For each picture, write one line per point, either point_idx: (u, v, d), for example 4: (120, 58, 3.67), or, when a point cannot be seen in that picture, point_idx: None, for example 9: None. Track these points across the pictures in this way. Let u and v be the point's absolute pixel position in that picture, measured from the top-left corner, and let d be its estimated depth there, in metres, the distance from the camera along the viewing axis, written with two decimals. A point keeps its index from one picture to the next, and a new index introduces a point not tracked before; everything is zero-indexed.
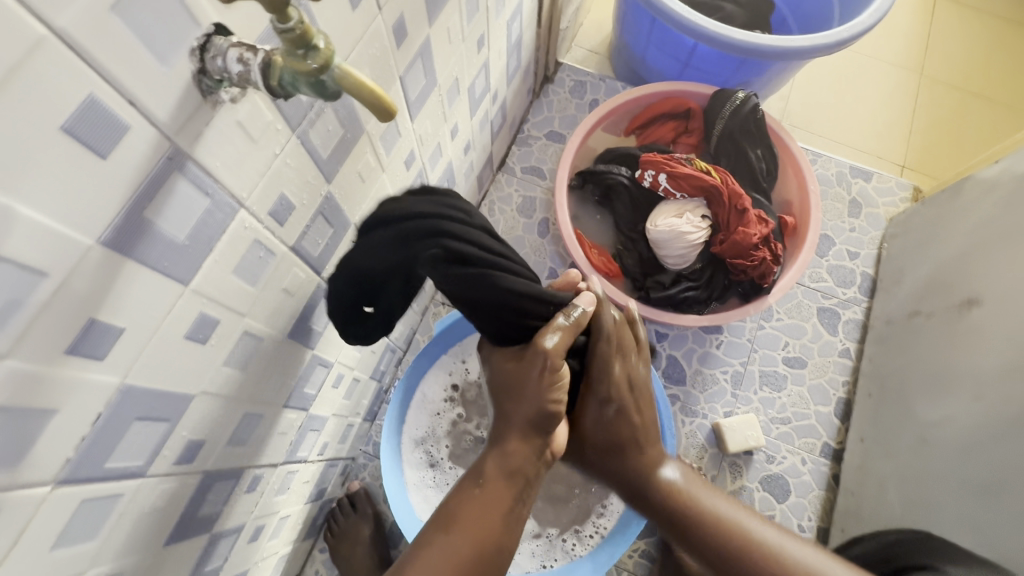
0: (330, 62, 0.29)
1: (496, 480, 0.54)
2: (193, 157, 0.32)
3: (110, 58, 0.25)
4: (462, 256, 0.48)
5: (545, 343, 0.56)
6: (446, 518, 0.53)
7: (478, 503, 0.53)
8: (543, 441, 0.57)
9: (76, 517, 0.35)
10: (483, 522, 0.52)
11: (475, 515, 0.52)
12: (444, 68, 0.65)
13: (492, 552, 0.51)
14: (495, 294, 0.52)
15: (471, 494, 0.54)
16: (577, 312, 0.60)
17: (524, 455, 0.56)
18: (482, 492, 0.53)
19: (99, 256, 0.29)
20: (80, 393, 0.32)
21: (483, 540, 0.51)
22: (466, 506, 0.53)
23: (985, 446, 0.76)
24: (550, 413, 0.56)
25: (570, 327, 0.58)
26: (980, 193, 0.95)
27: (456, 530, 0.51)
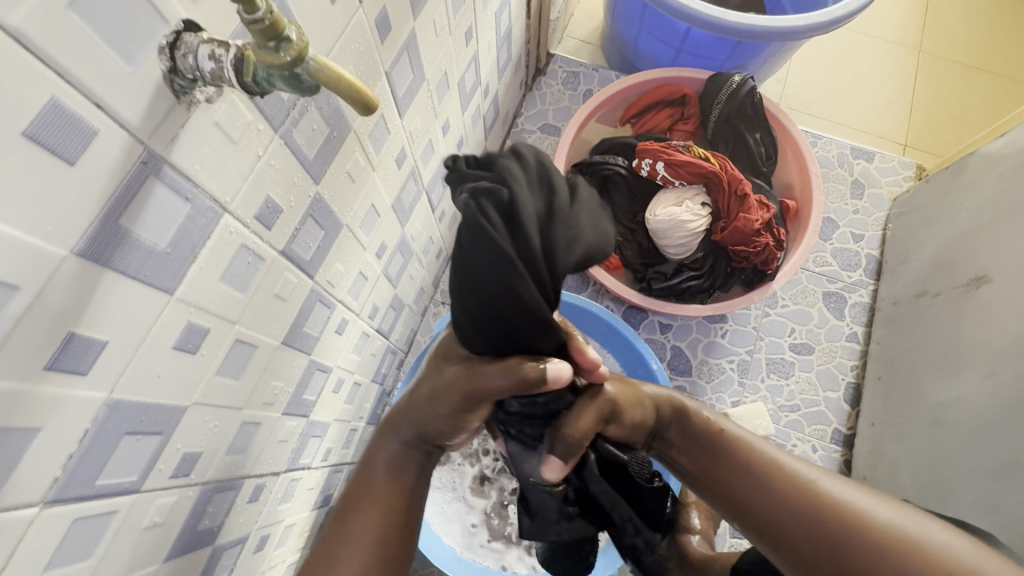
0: (304, 55, 0.28)
1: (387, 480, 0.55)
2: (169, 161, 0.31)
3: (71, 59, 0.24)
4: (515, 224, 0.41)
5: (468, 380, 0.52)
6: (344, 510, 0.53)
7: (380, 500, 0.53)
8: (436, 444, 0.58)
9: (69, 536, 0.34)
10: (385, 514, 0.52)
11: (377, 509, 0.53)
12: (432, 62, 0.63)
13: (397, 541, 0.52)
14: (497, 283, 0.43)
15: (367, 490, 0.54)
16: (537, 365, 0.51)
17: (412, 454, 0.56)
18: (380, 491, 0.54)
19: (74, 268, 0.28)
20: (64, 410, 0.30)
21: (388, 532, 0.52)
22: (361, 501, 0.53)
23: (1000, 427, 0.75)
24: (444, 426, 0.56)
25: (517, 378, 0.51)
26: (986, 168, 0.93)
27: (357, 526, 0.51)
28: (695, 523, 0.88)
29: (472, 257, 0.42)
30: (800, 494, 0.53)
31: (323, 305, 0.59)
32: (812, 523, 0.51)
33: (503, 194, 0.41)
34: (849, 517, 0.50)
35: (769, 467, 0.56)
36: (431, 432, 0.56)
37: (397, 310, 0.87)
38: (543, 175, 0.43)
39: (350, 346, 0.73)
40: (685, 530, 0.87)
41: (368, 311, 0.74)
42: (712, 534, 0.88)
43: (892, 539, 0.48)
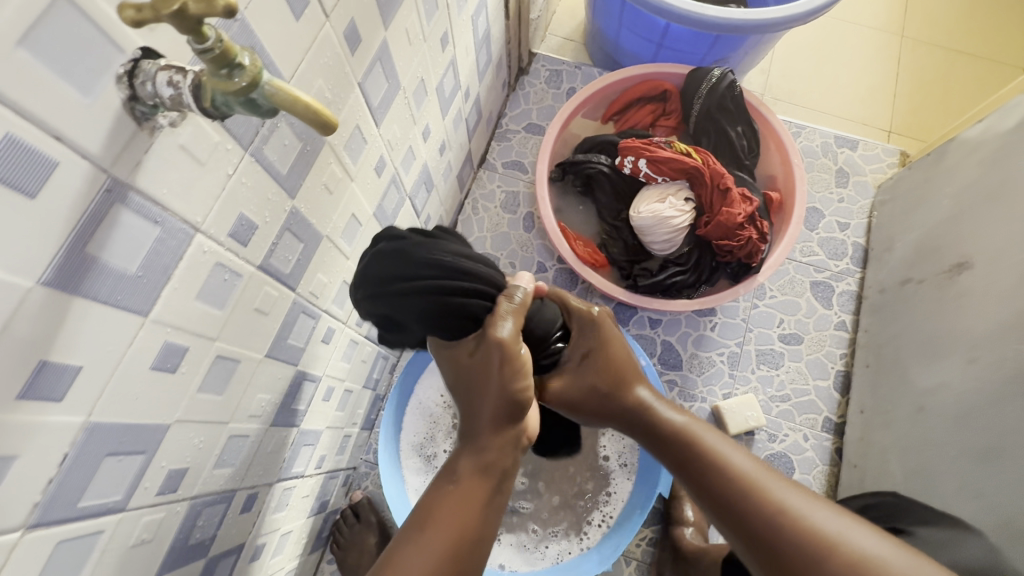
0: (259, 79, 0.28)
1: (469, 476, 0.54)
2: (135, 186, 0.32)
3: (25, 94, 0.25)
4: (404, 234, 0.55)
5: (496, 333, 0.54)
6: (425, 509, 0.53)
7: (462, 503, 0.52)
8: (515, 435, 0.57)
9: (53, 558, 0.35)
10: (463, 515, 0.52)
11: (456, 510, 0.52)
12: (407, 70, 0.64)
13: (473, 544, 0.52)
14: (440, 265, 0.52)
15: (447, 491, 0.54)
16: (519, 292, 0.58)
17: (494, 453, 0.55)
18: (461, 490, 0.53)
19: (41, 298, 0.28)
20: (40, 437, 0.31)
21: (465, 531, 0.51)
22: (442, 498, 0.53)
23: (984, 411, 0.75)
24: (518, 400, 0.55)
25: (519, 307, 0.57)
26: (966, 153, 0.93)
27: (438, 523, 0.51)
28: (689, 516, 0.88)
29: (405, 264, 0.52)
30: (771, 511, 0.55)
31: (307, 315, 0.60)
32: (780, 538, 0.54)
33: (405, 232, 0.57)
34: (817, 539, 0.52)
35: (732, 476, 0.58)
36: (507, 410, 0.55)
37: None
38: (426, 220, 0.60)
39: (339, 354, 0.73)
40: (678, 522, 0.88)
41: (355, 319, 0.75)
42: (706, 526, 0.89)
43: (861, 562, 0.50)
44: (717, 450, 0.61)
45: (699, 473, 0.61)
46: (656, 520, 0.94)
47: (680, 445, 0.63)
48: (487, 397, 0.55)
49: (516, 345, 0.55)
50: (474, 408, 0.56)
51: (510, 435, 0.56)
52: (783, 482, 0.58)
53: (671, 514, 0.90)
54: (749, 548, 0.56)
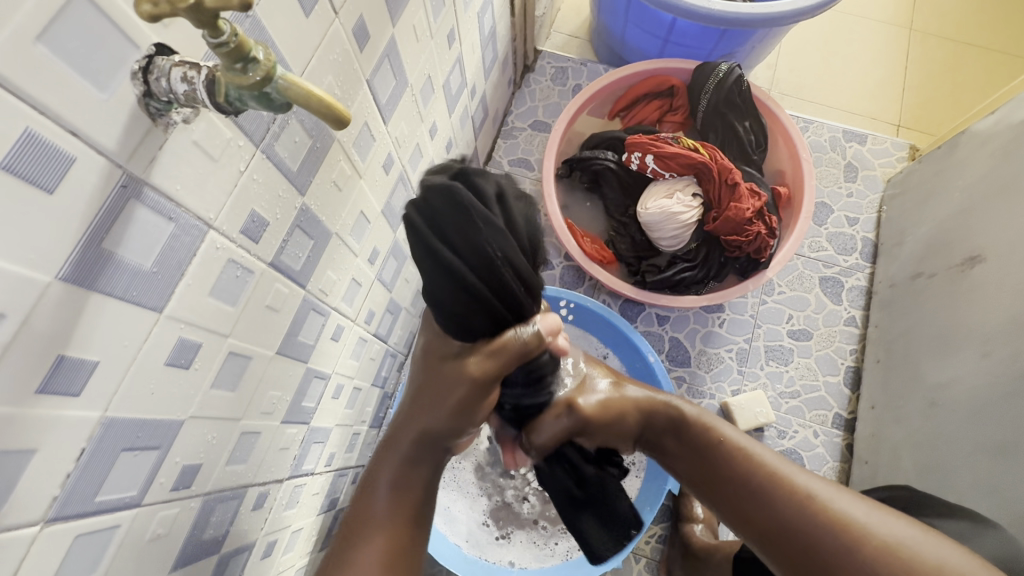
0: (273, 74, 0.28)
1: (395, 494, 0.53)
2: (149, 182, 0.32)
3: (42, 90, 0.25)
4: (486, 203, 0.47)
5: (470, 367, 0.52)
6: (351, 526, 0.52)
7: (384, 520, 0.52)
8: (442, 452, 0.56)
9: (71, 552, 0.35)
10: (388, 533, 0.52)
11: (379, 529, 0.52)
12: (415, 67, 0.64)
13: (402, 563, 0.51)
14: (489, 274, 0.48)
15: (371, 509, 0.53)
16: (528, 332, 0.53)
17: (416, 469, 0.55)
18: (385, 509, 0.53)
19: (59, 293, 0.29)
20: (59, 430, 0.31)
21: (392, 551, 0.51)
22: (365, 517, 0.52)
23: (996, 406, 0.75)
24: (443, 425, 0.54)
25: (518, 351, 0.52)
26: (977, 146, 0.92)
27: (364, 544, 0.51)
28: (698, 513, 0.88)
29: (461, 240, 0.46)
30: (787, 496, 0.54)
31: (317, 313, 0.60)
32: (794, 524, 0.53)
33: (492, 184, 0.49)
34: (844, 527, 0.50)
35: (745, 463, 0.58)
36: (438, 432, 0.54)
37: (394, 314, 0.88)
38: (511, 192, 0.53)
39: (348, 352, 0.73)
40: (688, 519, 0.88)
41: (364, 317, 0.75)
42: (716, 523, 0.88)
43: (892, 550, 0.48)
44: (738, 442, 0.60)
45: (720, 464, 0.59)
46: (665, 517, 0.94)
47: (700, 438, 0.62)
48: (418, 417, 0.55)
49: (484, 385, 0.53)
50: (403, 425, 0.56)
51: (434, 452, 0.55)
52: (805, 472, 0.56)
53: (681, 511, 0.90)
54: (774, 541, 0.54)
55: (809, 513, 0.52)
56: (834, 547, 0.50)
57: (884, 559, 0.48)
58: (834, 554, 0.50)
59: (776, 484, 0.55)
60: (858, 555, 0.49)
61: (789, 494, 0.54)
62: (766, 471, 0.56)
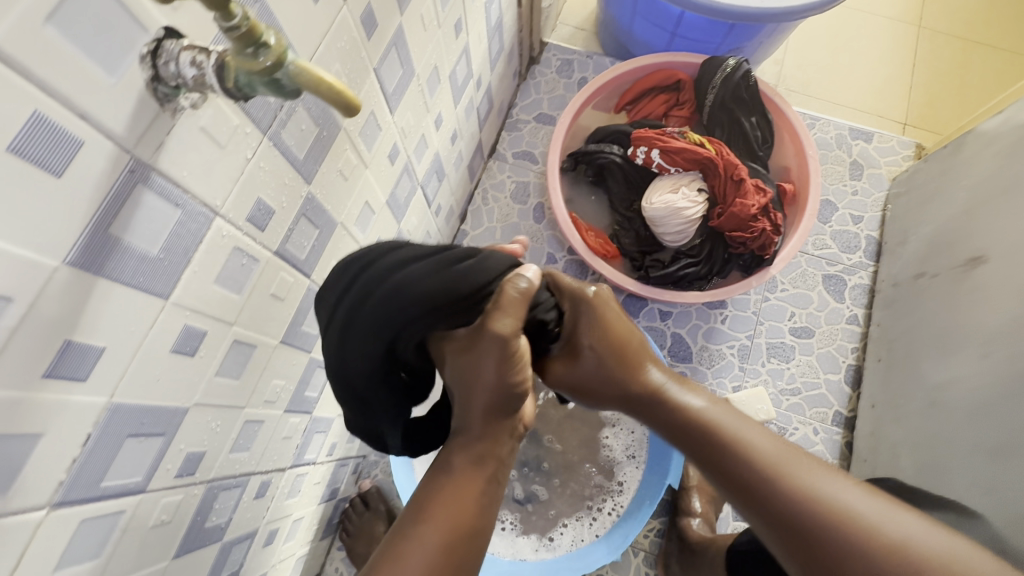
0: (283, 59, 0.28)
1: (464, 469, 0.47)
2: (157, 168, 0.32)
3: (52, 72, 0.25)
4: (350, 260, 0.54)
5: (495, 325, 0.48)
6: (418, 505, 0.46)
7: (453, 500, 0.46)
8: (510, 429, 0.50)
9: (77, 536, 0.35)
10: (456, 510, 0.45)
11: (449, 504, 0.45)
12: (421, 57, 0.63)
13: (468, 545, 0.45)
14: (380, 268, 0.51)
15: (441, 484, 0.47)
16: (525, 284, 0.51)
17: (489, 453, 0.49)
18: (454, 490, 0.46)
19: (66, 278, 0.29)
20: (65, 416, 0.31)
21: (457, 532, 0.44)
22: (438, 491, 0.46)
23: (996, 406, 0.75)
24: (514, 393, 0.49)
25: (517, 298, 0.50)
26: (984, 145, 0.92)
27: (427, 520, 0.44)
28: (697, 507, 0.88)
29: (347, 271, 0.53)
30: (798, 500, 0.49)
31: None
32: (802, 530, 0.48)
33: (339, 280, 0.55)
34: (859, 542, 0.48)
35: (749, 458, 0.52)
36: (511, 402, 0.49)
37: None
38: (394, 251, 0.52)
39: None
40: (686, 513, 0.88)
41: None
42: (713, 518, 0.89)
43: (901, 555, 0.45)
44: (737, 437, 0.54)
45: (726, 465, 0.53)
46: (664, 511, 0.94)
47: (707, 438, 0.55)
48: (479, 390, 0.49)
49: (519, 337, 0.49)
50: (465, 404, 0.50)
51: (504, 425, 0.50)
52: (816, 467, 0.51)
53: (679, 505, 0.91)
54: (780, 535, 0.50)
55: (825, 526, 0.47)
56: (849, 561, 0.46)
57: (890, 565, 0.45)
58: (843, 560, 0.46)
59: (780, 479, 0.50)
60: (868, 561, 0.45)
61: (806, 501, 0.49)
62: (777, 467, 0.51)
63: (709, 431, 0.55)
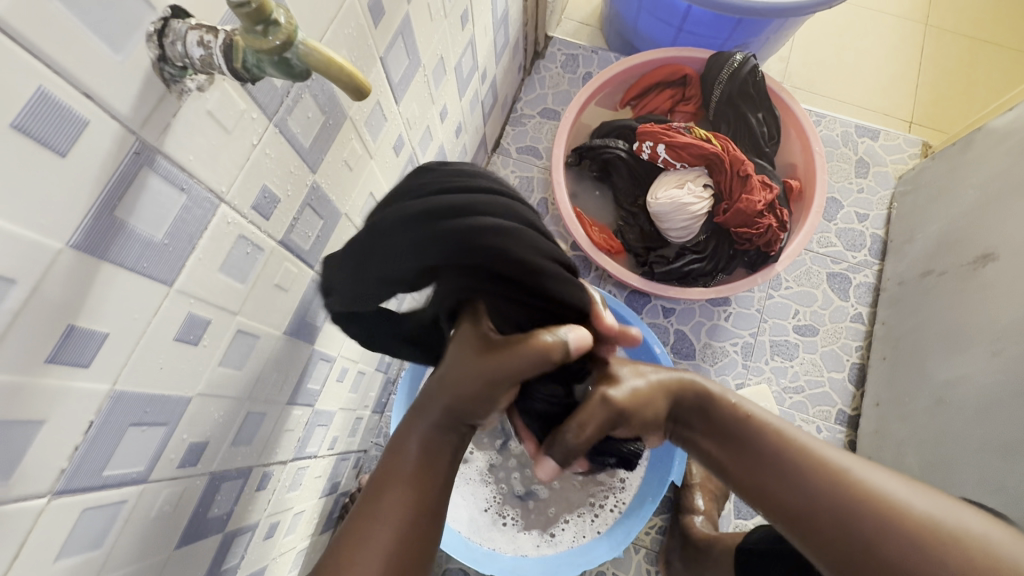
0: (293, 39, 0.27)
1: (422, 459, 0.47)
2: (162, 151, 0.31)
3: (57, 49, 0.24)
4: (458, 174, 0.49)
5: (495, 362, 0.46)
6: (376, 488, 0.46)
7: (407, 488, 0.45)
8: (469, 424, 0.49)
9: (78, 525, 0.35)
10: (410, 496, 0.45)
11: (405, 492, 0.45)
12: (428, 47, 0.63)
13: (426, 525, 0.45)
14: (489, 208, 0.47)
15: (394, 469, 0.46)
16: (552, 344, 0.47)
17: (449, 439, 0.48)
18: (413, 471, 0.46)
19: (70, 261, 0.28)
20: (68, 402, 0.31)
21: (417, 514, 0.45)
22: (393, 477, 0.46)
23: (1005, 405, 0.74)
24: (476, 407, 0.48)
25: (535, 358, 0.46)
26: (993, 143, 0.91)
27: (388, 498, 0.45)
28: (699, 505, 0.88)
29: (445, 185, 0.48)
30: (830, 480, 0.52)
31: None
32: (832, 508, 0.51)
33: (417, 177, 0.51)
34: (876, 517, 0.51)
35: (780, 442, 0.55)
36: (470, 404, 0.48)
37: None
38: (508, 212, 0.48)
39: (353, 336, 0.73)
40: (689, 511, 0.88)
41: None
42: (716, 515, 0.88)
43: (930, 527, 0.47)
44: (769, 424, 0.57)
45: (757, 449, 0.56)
46: (666, 508, 0.94)
47: (733, 421, 0.58)
48: (450, 389, 0.47)
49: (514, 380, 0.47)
50: (431, 393, 0.48)
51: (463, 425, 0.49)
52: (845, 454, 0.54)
53: (682, 503, 0.90)
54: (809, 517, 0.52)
55: (857, 504, 0.50)
56: (880, 537, 0.48)
57: (920, 539, 0.47)
58: (874, 536, 0.48)
59: (814, 463, 0.53)
60: (899, 535, 0.48)
61: (840, 483, 0.51)
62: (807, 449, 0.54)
63: (739, 419, 0.58)
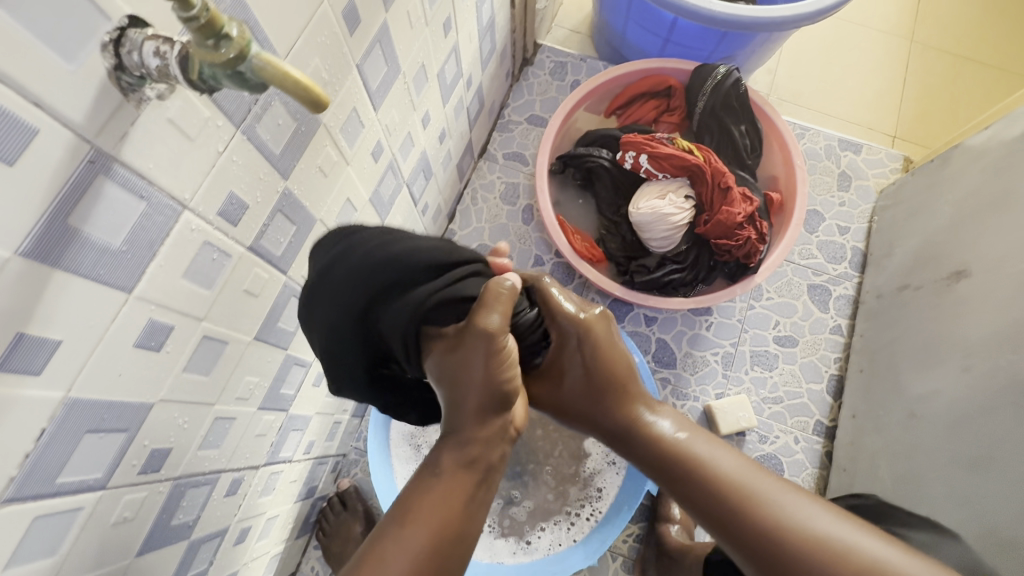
0: (247, 52, 0.27)
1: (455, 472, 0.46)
2: (120, 159, 0.31)
3: (4, 57, 0.24)
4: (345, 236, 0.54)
5: (481, 321, 0.48)
6: (406, 507, 0.45)
7: (435, 510, 0.45)
8: (499, 430, 0.49)
9: (30, 533, 0.34)
10: (441, 510, 0.45)
11: (435, 508, 0.45)
12: (408, 55, 0.63)
13: (451, 552, 0.44)
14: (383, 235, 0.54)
15: (427, 488, 0.46)
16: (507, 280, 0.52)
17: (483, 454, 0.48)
18: (441, 492, 0.46)
19: (20, 268, 0.28)
20: (17, 411, 0.31)
21: (444, 537, 0.44)
22: (423, 498, 0.45)
23: (974, 420, 0.75)
24: (505, 389, 0.49)
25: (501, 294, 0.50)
26: (970, 160, 0.93)
27: (414, 525, 0.44)
28: (675, 514, 0.88)
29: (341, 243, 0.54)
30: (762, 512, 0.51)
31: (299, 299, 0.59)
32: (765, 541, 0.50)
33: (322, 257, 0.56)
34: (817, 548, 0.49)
35: (714, 480, 0.54)
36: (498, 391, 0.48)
37: None
38: (375, 230, 0.55)
39: None
40: (665, 519, 0.88)
41: None
42: (691, 525, 0.89)
43: (822, 545, 0.49)
44: (714, 467, 0.54)
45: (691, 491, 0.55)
46: (643, 517, 0.94)
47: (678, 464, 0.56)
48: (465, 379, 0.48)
49: (505, 335, 0.49)
50: (452, 402, 0.49)
51: (497, 427, 0.49)
52: (773, 483, 0.53)
53: (659, 511, 0.90)
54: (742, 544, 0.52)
55: (771, 527, 0.51)
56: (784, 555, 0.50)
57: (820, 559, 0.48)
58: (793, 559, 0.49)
59: (739, 498, 0.52)
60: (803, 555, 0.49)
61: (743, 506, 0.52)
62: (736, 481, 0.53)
63: (679, 455, 0.56)
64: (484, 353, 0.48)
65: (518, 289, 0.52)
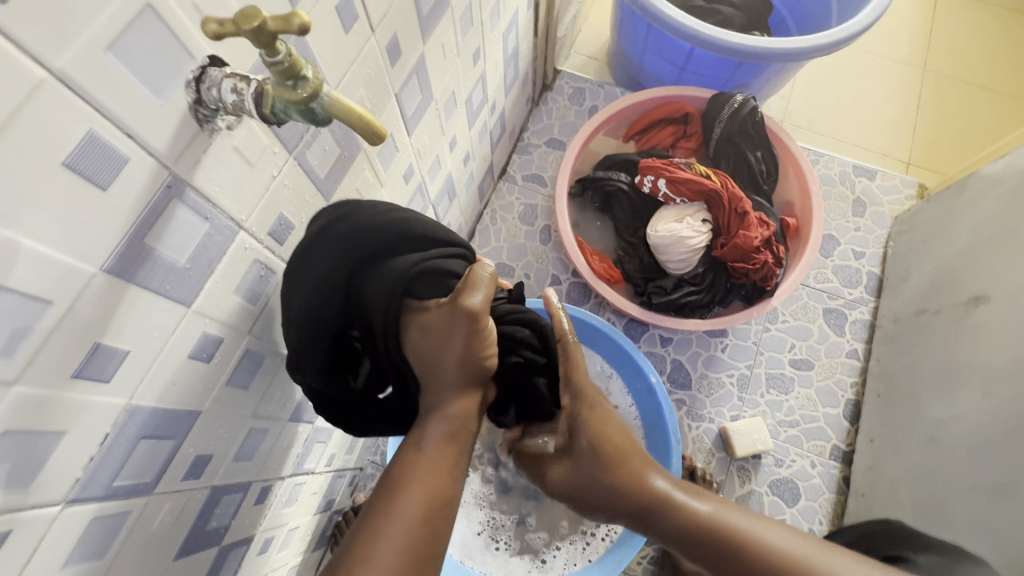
0: (319, 90, 0.31)
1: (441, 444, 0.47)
2: (192, 184, 0.34)
3: (106, 94, 0.27)
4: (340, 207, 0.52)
5: (467, 301, 0.50)
6: (394, 481, 0.45)
7: (428, 475, 0.45)
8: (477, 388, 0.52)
9: (86, 533, 0.36)
10: (433, 477, 0.45)
11: (425, 476, 0.45)
12: (441, 83, 0.66)
13: (442, 517, 0.44)
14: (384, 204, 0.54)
15: (414, 459, 0.46)
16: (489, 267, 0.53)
17: (466, 427, 0.49)
18: (430, 461, 0.46)
19: (102, 284, 0.30)
20: (87, 416, 0.33)
21: (434, 506, 0.44)
22: (409, 469, 0.45)
23: (995, 447, 0.75)
24: (484, 365, 0.51)
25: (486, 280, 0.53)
26: (986, 188, 0.94)
27: (404, 498, 0.43)
28: None
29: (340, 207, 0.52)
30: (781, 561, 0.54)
31: None
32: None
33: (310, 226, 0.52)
34: None
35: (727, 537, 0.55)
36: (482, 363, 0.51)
37: None
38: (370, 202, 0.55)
39: None
40: None
41: None
42: None
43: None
44: (729, 526, 0.56)
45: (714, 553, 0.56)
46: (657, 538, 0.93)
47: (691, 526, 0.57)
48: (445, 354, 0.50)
49: (488, 315, 0.51)
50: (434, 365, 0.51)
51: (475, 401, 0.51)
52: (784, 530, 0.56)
53: None
54: None
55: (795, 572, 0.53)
56: None
57: None
58: None
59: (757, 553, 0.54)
60: None
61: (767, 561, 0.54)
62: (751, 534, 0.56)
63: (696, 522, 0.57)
64: (462, 331, 0.50)
65: (496, 273, 0.53)
